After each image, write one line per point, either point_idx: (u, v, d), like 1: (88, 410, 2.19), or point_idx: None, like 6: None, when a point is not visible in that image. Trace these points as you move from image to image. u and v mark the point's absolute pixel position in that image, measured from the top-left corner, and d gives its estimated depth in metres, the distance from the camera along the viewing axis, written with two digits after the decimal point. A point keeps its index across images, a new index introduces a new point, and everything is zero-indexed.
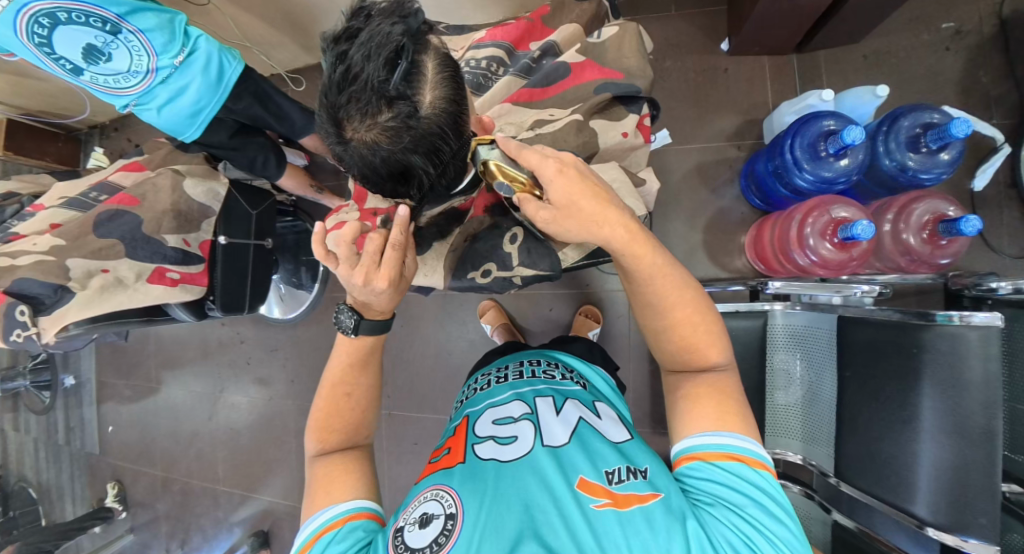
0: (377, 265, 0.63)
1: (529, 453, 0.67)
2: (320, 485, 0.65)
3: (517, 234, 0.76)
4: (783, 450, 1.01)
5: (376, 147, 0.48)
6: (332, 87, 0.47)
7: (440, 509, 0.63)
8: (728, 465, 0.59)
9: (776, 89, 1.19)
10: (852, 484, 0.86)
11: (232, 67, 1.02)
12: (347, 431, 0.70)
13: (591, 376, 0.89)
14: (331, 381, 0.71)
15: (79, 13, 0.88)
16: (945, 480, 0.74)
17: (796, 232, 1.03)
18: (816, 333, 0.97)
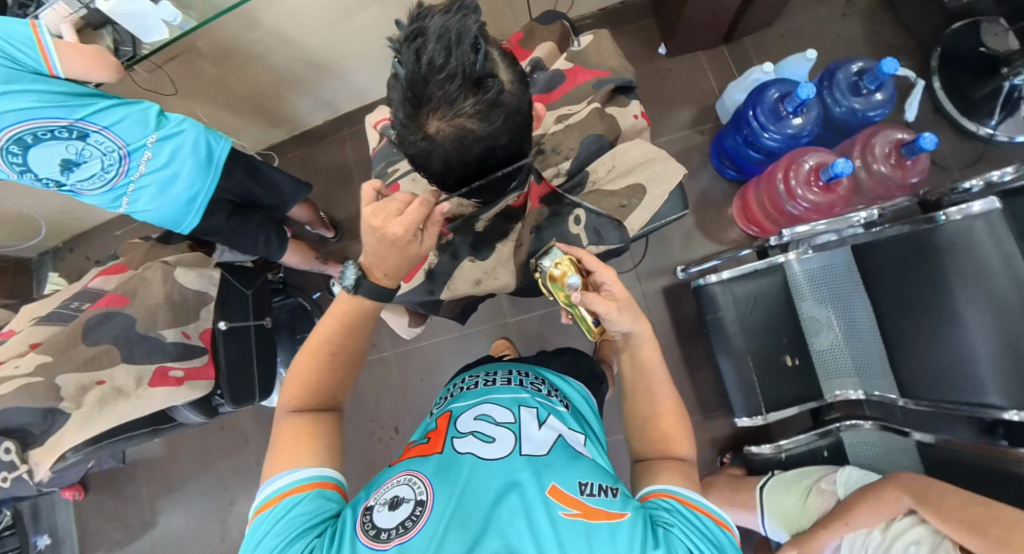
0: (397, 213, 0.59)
1: (507, 457, 0.57)
2: (284, 442, 0.59)
3: (581, 214, 0.72)
4: (842, 390, 1.04)
5: (472, 131, 0.48)
6: (417, 81, 0.47)
7: (411, 494, 0.55)
8: (702, 516, 0.56)
9: (718, 77, 1.33)
10: (924, 396, 0.89)
11: (221, 146, 1.00)
12: (327, 395, 0.63)
13: (576, 393, 0.79)
14: (318, 334, 0.64)
15: (43, 130, 0.86)
16: (1006, 361, 0.78)
17: (783, 187, 1.10)
18: (834, 272, 1.04)
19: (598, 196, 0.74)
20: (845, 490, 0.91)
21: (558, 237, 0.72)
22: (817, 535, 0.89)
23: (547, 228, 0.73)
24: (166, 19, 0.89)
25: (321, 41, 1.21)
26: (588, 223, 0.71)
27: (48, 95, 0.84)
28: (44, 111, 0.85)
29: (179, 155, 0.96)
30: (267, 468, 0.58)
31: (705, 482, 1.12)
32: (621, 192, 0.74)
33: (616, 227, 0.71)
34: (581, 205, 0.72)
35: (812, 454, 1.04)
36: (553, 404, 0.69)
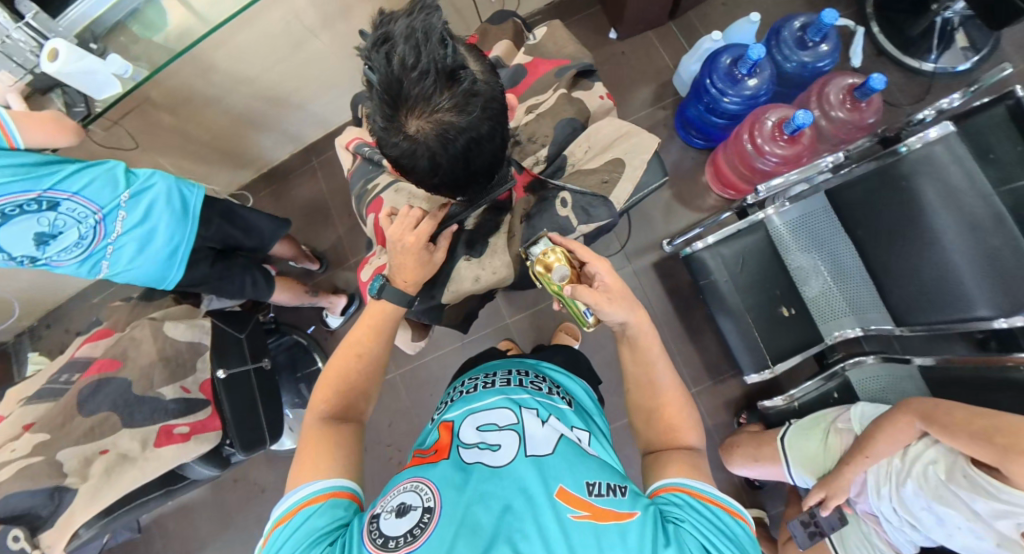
0: (413, 228, 0.65)
1: (512, 465, 0.54)
2: (308, 447, 0.58)
3: (566, 197, 0.72)
4: (841, 331, 1.06)
5: (455, 124, 0.48)
6: (391, 83, 0.47)
7: (419, 501, 0.52)
8: (713, 508, 0.53)
9: (671, 53, 1.37)
10: (918, 322, 0.92)
11: (194, 194, 0.98)
12: (352, 402, 0.64)
13: (577, 391, 0.76)
14: (348, 340, 0.67)
15: (11, 206, 0.83)
16: (988, 272, 0.82)
17: (750, 146, 1.13)
18: (812, 217, 1.07)
19: (580, 175, 0.76)
20: (861, 425, 0.93)
21: (549, 223, 0.71)
22: (843, 472, 0.90)
23: (536, 215, 0.73)
24: (117, 72, 0.88)
25: (278, 75, 1.20)
26: (575, 204, 0.71)
27: (13, 167, 0.82)
28: (10, 184, 0.82)
29: (154, 210, 0.94)
30: (291, 475, 0.57)
31: (727, 444, 1.13)
32: (602, 168, 0.75)
33: (604, 202, 0.71)
34: (565, 188, 0.73)
35: (823, 398, 1.06)
36: (554, 403, 0.67)
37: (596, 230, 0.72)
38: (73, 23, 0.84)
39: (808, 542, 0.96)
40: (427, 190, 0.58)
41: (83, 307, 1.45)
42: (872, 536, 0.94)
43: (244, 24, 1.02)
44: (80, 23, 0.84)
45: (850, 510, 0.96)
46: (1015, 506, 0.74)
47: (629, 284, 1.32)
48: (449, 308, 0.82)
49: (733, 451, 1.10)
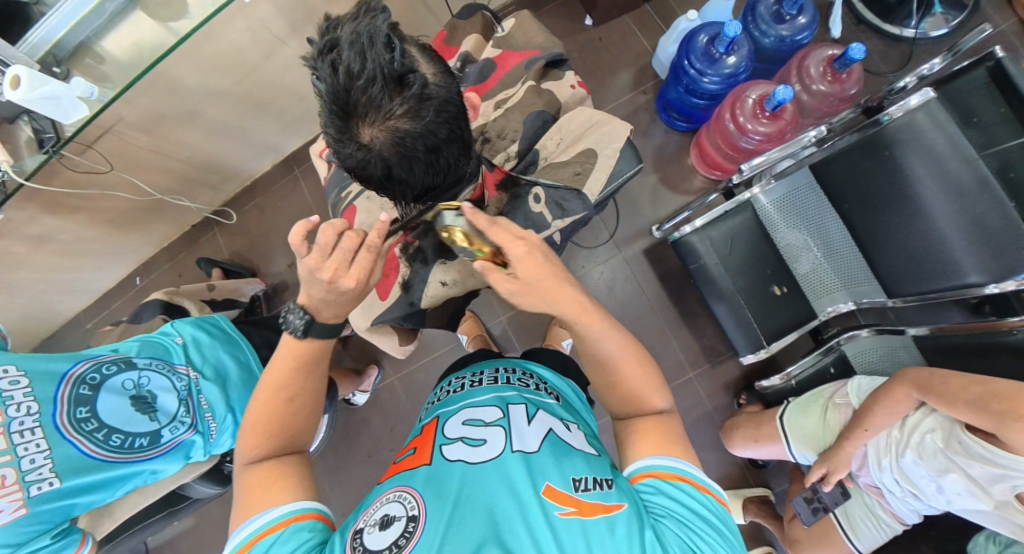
0: (345, 265, 0.58)
1: (498, 459, 0.54)
2: (254, 490, 0.54)
3: (540, 193, 0.72)
4: (834, 306, 1.05)
5: (409, 131, 0.46)
6: (340, 92, 0.45)
7: (403, 511, 0.52)
8: (683, 486, 0.53)
9: (648, 36, 1.35)
10: (908, 293, 0.92)
11: (221, 319, 1.00)
12: (286, 436, 0.58)
13: (566, 390, 0.76)
14: (273, 382, 0.60)
15: (89, 380, 0.79)
16: (974, 239, 0.82)
17: (733, 126, 1.12)
18: (798, 193, 1.06)
19: (552, 169, 0.75)
20: (858, 399, 0.92)
21: (523, 219, 0.72)
22: (843, 446, 0.90)
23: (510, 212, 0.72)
24: (82, 94, 0.86)
25: (250, 85, 1.19)
26: (549, 201, 0.71)
27: (71, 355, 0.82)
28: (84, 363, 0.81)
29: (208, 349, 0.93)
30: (238, 514, 0.53)
31: (727, 425, 1.13)
32: (574, 160, 0.74)
33: (578, 195, 0.72)
34: (538, 182, 0.72)
35: (821, 373, 1.06)
36: (542, 398, 0.66)
37: (572, 224, 0.73)
38: (34, 48, 0.83)
39: (811, 518, 0.96)
40: (391, 197, 0.56)
41: (78, 335, 1.49)
42: (876, 508, 0.93)
43: (209, 37, 1.01)
44: (41, 47, 0.84)
45: (852, 483, 0.96)
46: (1013, 471, 0.73)
47: (621, 272, 1.31)
48: (432, 312, 0.82)
49: (733, 432, 1.10)
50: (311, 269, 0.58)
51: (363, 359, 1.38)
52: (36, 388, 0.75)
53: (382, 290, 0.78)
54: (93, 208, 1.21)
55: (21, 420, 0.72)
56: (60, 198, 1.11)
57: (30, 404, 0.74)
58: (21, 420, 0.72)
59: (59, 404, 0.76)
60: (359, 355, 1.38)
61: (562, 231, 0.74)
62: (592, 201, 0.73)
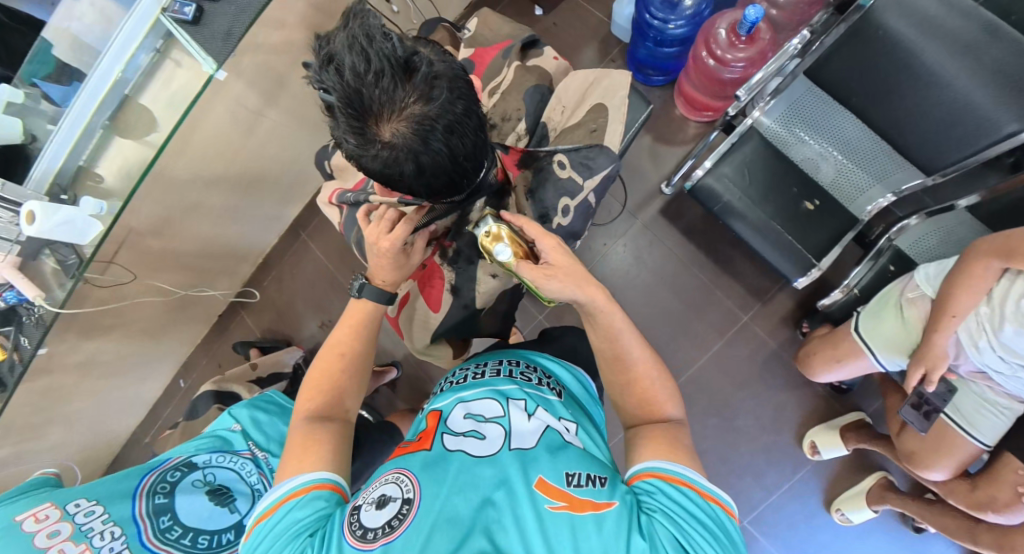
0: (386, 231, 0.67)
1: (495, 456, 0.55)
2: (292, 446, 0.60)
3: (562, 159, 0.72)
4: (873, 204, 1.04)
5: (427, 114, 0.46)
6: (352, 95, 0.45)
7: (399, 492, 0.54)
8: (686, 491, 0.53)
9: (600, 6, 1.36)
10: (954, 160, 0.88)
11: (273, 394, 1.01)
12: (333, 394, 0.66)
13: (569, 380, 0.77)
14: (331, 341, 0.71)
15: (160, 491, 0.80)
16: (1000, 88, 0.75)
17: (712, 63, 1.11)
18: (800, 106, 1.03)
19: (566, 135, 0.74)
20: (932, 288, 0.87)
21: (555, 190, 0.72)
22: (934, 340, 0.84)
23: (539, 185, 0.72)
24: (93, 212, 0.90)
25: (240, 165, 1.22)
26: (574, 164, 0.71)
27: (136, 472, 0.83)
28: (151, 475, 0.82)
29: (268, 426, 0.94)
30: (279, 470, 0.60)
31: (801, 355, 1.08)
32: (587, 119, 0.73)
33: (601, 151, 0.71)
34: (557, 150, 0.72)
35: (881, 274, 1.00)
36: (543, 394, 0.67)
37: (603, 182, 0.72)
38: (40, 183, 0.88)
39: (926, 424, 0.93)
40: (422, 195, 0.56)
41: (140, 452, 1.51)
42: (986, 394, 0.89)
43: (193, 128, 1.04)
44: (45, 180, 0.89)
45: (954, 376, 0.91)
46: None
47: (644, 239, 1.29)
48: (482, 315, 0.82)
49: (811, 360, 1.05)
50: (368, 239, 0.68)
51: (417, 397, 1.36)
52: (113, 512, 0.75)
53: (433, 301, 0.79)
54: (125, 323, 1.24)
55: (111, 546, 0.72)
56: (94, 321, 1.15)
57: (113, 529, 0.73)
58: (110, 546, 0.72)
59: (140, 522, 0.76)
60: (411, 394, 1.37)
61: (594, 192, 0.73)
62: (615, 152, 0.71)
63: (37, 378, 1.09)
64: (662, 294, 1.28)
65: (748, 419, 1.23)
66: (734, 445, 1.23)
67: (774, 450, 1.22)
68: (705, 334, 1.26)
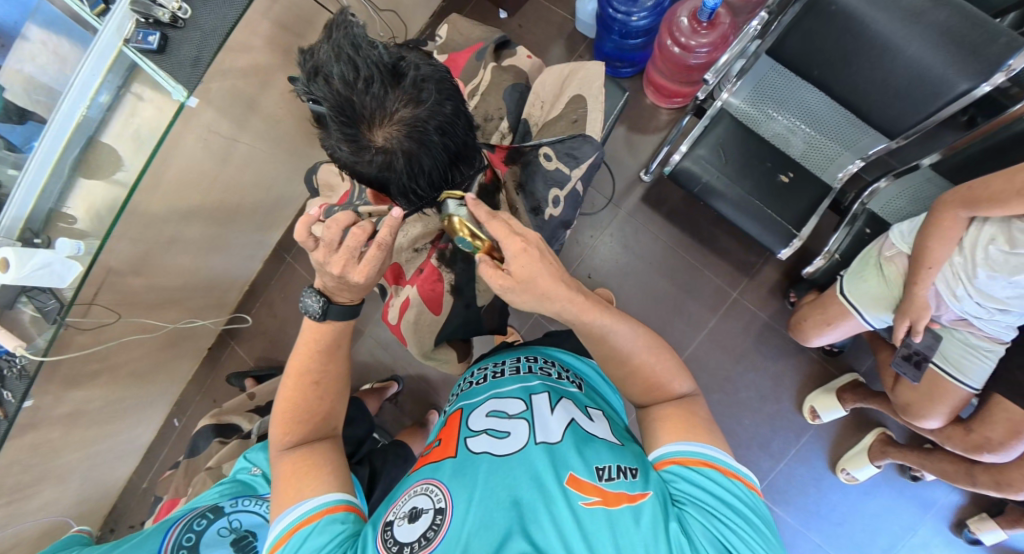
0: (354, 259, 0.60)
1: (522, 451, 0.56)
2: (288, 478, 0.59)
3: (547, 151, 0.73)
4: (844, 170, 1.07)
5: (418, 118, 0.46)
6: (343, 104, 0.46)
7: (430, 503, 0.55)
8: (707, 473, 0.54)
9: (563, 5, 1.39)
10: (912, 122, 0.93)
11: None
12: (314, 420, 0.64)
13: (586, 371, 0.78)
14: (297, 368, 0.66)
15: (184, 544, 0.79)
16: (948, 49, 0.80)
17: (677, 50, 1.14)
18: (766, 82, 1.08)
19: (549, 129, 0.75)
20: (908, 244, 0.91)
21: (543, 182, 0.72)
22: (914, 294, 0.89)
23: (528, 179, 0.72)
24: (71, 253, 0.87)
25: (218, 195, 1.20)
26: (559, 155, 0.72)
27: (162, 526, 0.82)
28: (174, 527, 0.81)
29: None
30: (275, 503, 0.58)
31: (793, 323, 1.11)
32: (565, 111, 0.75)
33: (585, 140, 0.72)
34: (542, 143, 0.73)
35: (859, 238, 1.05)
36: (564, 387, 0.68)
37: (589, 169, 0.73)
38: (11, 227, 0.84)
39: (918, 374, 0.96)
40: (418, 200, 0.56)
41: (138, 499, 1.46)
42: (969, 339, 0.93)
43: (167, 161, 1.02)
44: (15, 225, 0.85)
45: (938, 325, 0.95)
46: None
47: (629, 227, 1.32)
48: (484, 314, 0.82)
49: (803, 326, 1.08)
50: (320, 262, 0.61)
51: (422, 408, 1.36)
52: None
53: (434, 304, 0.75)
54: (111, 367, 1.20)
55: None
56: (79, 367, 1.11)
57: None
58: None
59: None
60: (416, 406, 1.36)
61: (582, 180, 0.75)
62: (598, 139, 0.73)
63: (24, 433, 1.05)
64: (652, 280, 1.31)
65: (749, 392, 1.27)
66: (738, 418, 1.26)
67: (777, 419, 1.25)
68: (698, 314, 1.29)
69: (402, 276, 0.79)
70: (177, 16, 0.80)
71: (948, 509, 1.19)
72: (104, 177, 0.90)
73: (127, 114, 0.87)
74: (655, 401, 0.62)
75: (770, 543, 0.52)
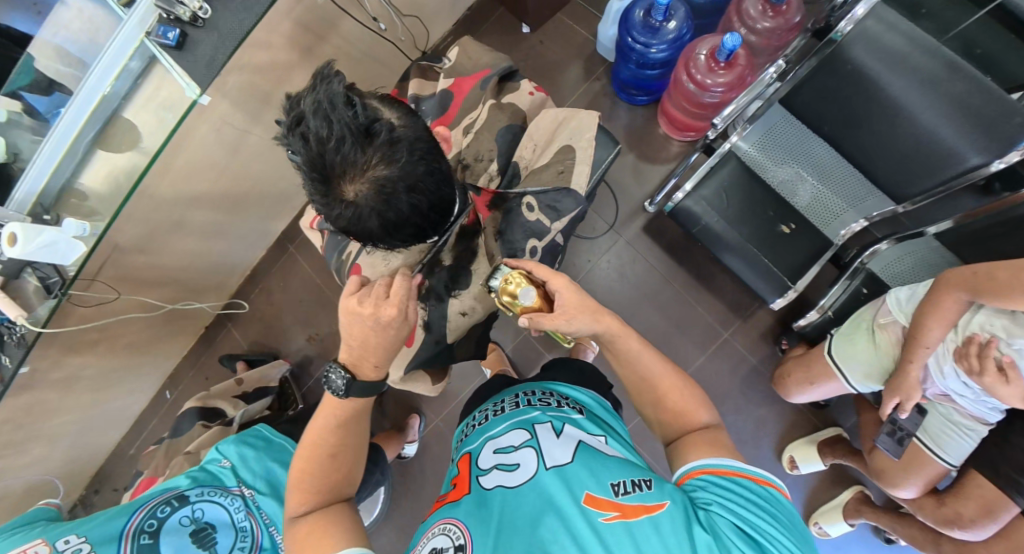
0: (387, 298, 0.60)
1: (533, 480, 0.58)
2: (307, 542, 0.58)
3: (531, 201, 0.72)
4: (846, 228, 1.05)
5: (389, 176, 0.47)
6: (317, 159, 0.47)
7: (450, 542, 0.57)
8: (738, 480, 0.56)
9: (586, 26, 1.38)
10: (918, 189, 0.91)
11: (261, 426, 0.98)
12: (331, 484, 0.63)
13: (586, 399, 0.78)
14: (316, 434, 0.65)
15: (145, 529, 0.80)
16: (962, 121, 0.79)
17: (692, 86, 1.13)
18: (775, 131, 1.06)
19: (535, 175, 0.74)
20: (906, 315, 0.90)
21: (522, 231, 0.72)
22: (908, 372, 0.87)
23: (507, 227, 0.74)
24: (76, 234, 0.90)
25: (226, 183, 1.23)
26: (541, 206, 0.71)
27: (125, 509, 0.83)
28: (139, 510, 0.82)
29: (254, 461, 0.91)
30: None
31: (778, 375, 1.10)
32: (554, 160, 0.74)
33: (567, 193, 0.72)
34: (526, 192, 0.73)
35: (854, 297, 1.03)
36: (565, 414, 0.70)
37: (570, 222, 0.74)
38: (22, 204, 0.89)
39: (898, 449, 0.96)
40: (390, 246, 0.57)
41: (124, 464, 1.51)
42: (953, 415, 0.92)
43: (177, 150, 1.05)
44: (28, 201, 0.89)
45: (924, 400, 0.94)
46: None
47: (627, 255, 1.32)
48: (456, 345, 0.82)
49: (786, 382, 1.08)
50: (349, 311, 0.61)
51: (403, 411, 1.38)
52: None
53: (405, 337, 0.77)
54: (108, 338, 1.24)
55: None
56: (78, 337, 1.15)
57: None
58: None
59: None
60: (397, 408, 1.39)
61: (563, 231, 0.75)
62: (582, 193, 0.73)
63: (20, 394, 1.09)
64: (645, 311, 1.30)
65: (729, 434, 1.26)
66: None
67: (754, 464, 1.25)
68: (686, 349, 1.28)
69: None
70: (198, 15, 0.82)
71: None
72: (122, 152, 0.92)
73: (153, 88, 0.88)
74: (664, 422, 0.65)
75: (804, 542, 0.53)
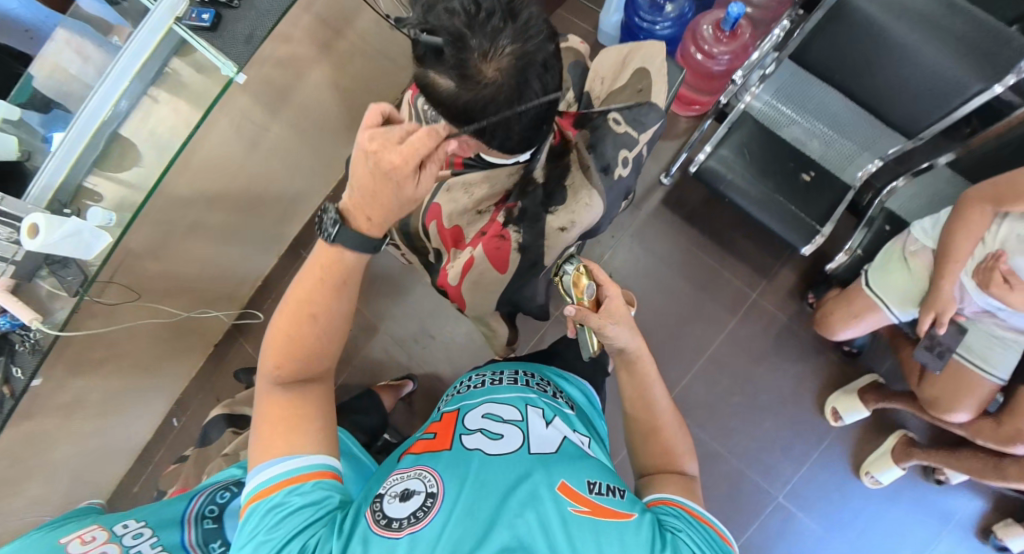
0: (398, 145, 0.51)
1: (517, 451, 0.58)
2: (272, 420, 0.54)
3: (616, 117, 0.78)
4: (863, 169, 1.12)
5: (527, 50, 0.49)
6: (455, 42, 0.48)
7: (422, 487, 0.54)
8: (707, 529, 0.55)
9: (585, 19, 1.46)
10: (930, 121, 0.98)
11: None
12: (308, 358, 0.56)
13: (579, 399, 0.81)
14: (301, 294, 0.56)
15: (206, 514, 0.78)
16: (964, 52, 0.85)
17: (699, 58, 1.20)
18: (787, 86, 1.13)
19: (614, 97, 0.80)
20: (933, 239, 0.95)
21: (614, 143, 0.77)
22: (940, 288, 0.91)
23: (598, 141, 0.78)
24: (101, 223, 0.77)
25: (243, 182, 1.20)
26: (629, 117, 0.77)
27: (179, 498, 0.81)
28: (197, 496, 0.80)
29: None
30: (256, 445, 0.53)
31: (818, 318, 1.13)
32: (631, 81, 0.80)
33: (652, 106, 0.77)
34: (611, 109, 0.78)
35: (879, 234, 1.08)
36: (558, 406, 0.71)
37: (652, 137, 0.79)
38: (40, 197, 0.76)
39: (940, 362, 0.98)
40: (509, 137, 0.59)
41: (129, 502, 1.38)
42: (994, 330, 0.96)
43: (200, 142, 1.02)
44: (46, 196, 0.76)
45: (963, 318, 0.98)
46: None
47: (649, 228, 1.35)
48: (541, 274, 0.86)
49: (828, 321, 1.10)
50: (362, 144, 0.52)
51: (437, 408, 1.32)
52: (163, 538, 0.73)
53: (499, 262, 0.81)
54: (116, 356, 1.15)
55: None
56: (88, 352, 1.07)
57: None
58: None
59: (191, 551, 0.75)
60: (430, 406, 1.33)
61: (646, 146, 0.80)
62: (662, 107, 0.79)
63: (22, 422, 0.99)
64: (672, 282, 1.32)
65: (769, 395, 1.26)
66: (759, 421, 1.26)
67: (798, 422, 1.25)
68: (717, 315, 1.30)
69: (461, 239, 0.83)
70: None
71: (972, 516, 1.18)
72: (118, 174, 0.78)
73: (144, 115, 0.76)
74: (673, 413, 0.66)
75: None
